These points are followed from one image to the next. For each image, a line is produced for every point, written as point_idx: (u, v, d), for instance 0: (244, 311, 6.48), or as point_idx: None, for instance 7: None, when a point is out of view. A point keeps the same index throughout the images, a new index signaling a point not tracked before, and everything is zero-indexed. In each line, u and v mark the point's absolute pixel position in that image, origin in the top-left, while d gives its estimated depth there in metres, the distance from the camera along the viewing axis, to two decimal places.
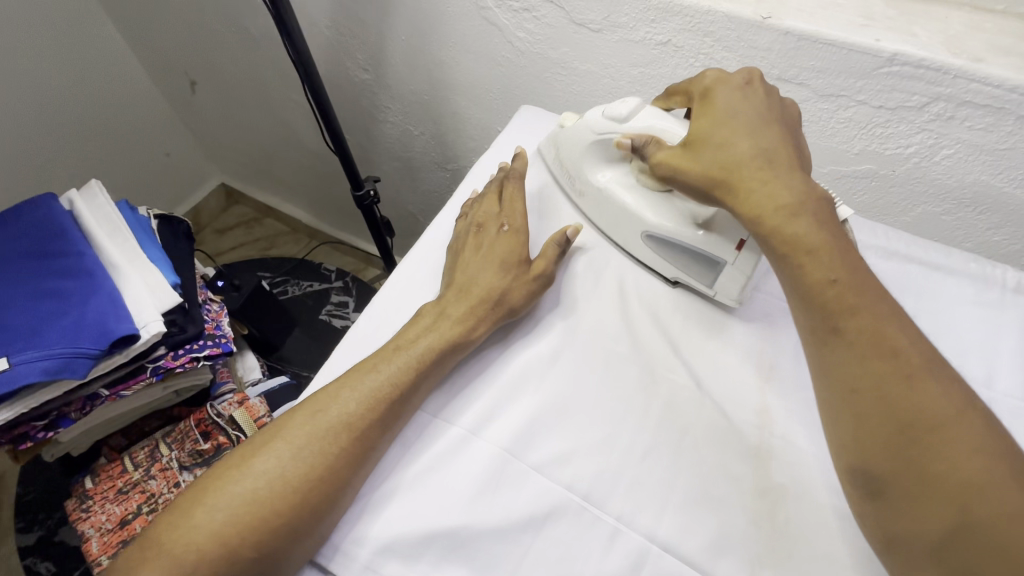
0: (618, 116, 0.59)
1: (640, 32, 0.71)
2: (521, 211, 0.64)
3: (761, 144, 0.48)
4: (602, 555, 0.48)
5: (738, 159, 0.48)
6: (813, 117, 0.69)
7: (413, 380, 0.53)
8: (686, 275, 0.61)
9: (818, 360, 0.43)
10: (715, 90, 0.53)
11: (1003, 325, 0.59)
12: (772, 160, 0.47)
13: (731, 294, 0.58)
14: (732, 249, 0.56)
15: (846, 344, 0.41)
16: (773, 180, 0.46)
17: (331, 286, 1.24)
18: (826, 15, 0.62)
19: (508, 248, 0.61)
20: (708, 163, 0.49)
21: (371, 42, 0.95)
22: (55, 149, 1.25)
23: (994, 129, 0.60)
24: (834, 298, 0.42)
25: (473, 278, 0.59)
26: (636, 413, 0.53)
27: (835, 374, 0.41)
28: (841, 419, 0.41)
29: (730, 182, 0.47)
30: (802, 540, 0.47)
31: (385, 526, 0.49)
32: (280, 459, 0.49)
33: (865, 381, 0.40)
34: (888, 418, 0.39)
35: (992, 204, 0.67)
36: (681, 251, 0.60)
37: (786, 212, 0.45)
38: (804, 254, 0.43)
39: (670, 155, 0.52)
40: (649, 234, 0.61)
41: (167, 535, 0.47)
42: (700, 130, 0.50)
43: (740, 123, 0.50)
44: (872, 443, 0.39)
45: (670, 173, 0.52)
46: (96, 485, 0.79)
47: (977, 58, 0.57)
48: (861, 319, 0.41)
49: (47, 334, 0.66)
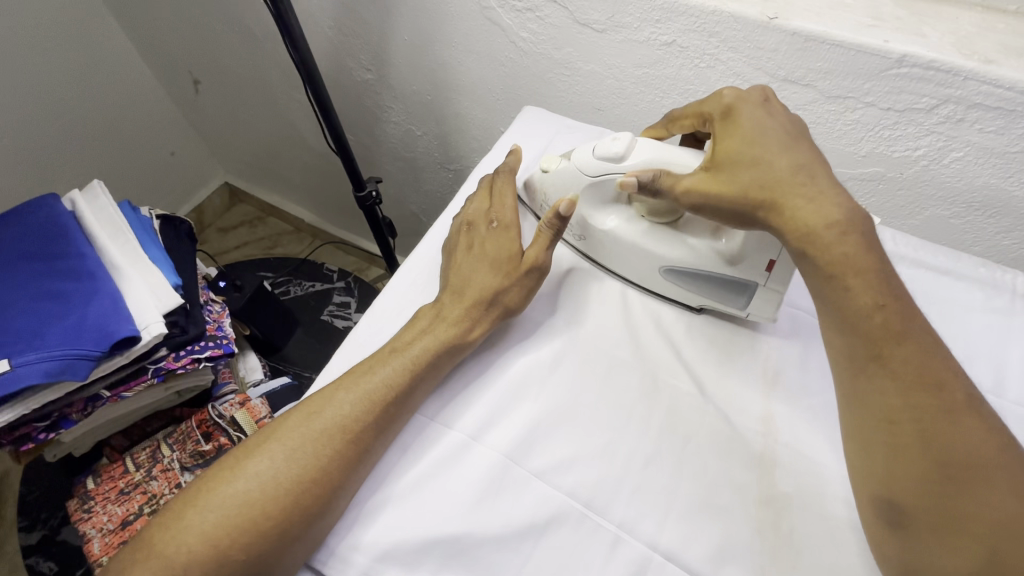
0: (614, 155, 0.55)
1: (645, 32, 0.70)
2: (511, 206, 0.62)
3: (798, 159, 0.47)
4: (603, 564, 0.47)
5: (779, 178, 0.46)
6: (820, 119, 0.68)
7: (410, 383, 0.53)
8: (712, 301, 0.58)
9: (853, 388, 0.43)
10: (738, 106, 0.51)
11: (1013, 331, 0.58)
12: (813, 175, 0.46)
13: (766, 312, 0.56)
14: (763, 270, 0.53)
15: (888, 372, 0.41)
16: (818, 197, 0.45)
17: (333, 287, 1.24)
18: (834, 15, 0.61)
19: (500, 245, 0.59)
20: (745, 183, 0.47)
21: (374, 41, 0.95)
22: (60, 149, 1.25)
23: (1005, 132, 0.59)
24: (880, 326, 0.42)
25: (467, 279, 0.58)
26: (638, 419, 0.53)
27: (873, 404, 0.42)
28: (871, 449, 0.42)
29: (774, 200, 0.46)
30: (806, 550, 0.47)
31: (384, 532, 0.49)
32: (274, 460, 0.49)
33: (907, 413, 0.40)
34: (923, 452, 0.39)
35: (1002, 208, 0.66)
36: (705, 280, 0.57)
37: (836, 229, 0.43)
38: (851, 276, 0.43)
39: (699, 177, 0.50)
40: (670, 269, 0.57)
41: (160, 536, 0.47)
42: (729, 151, 0.49)
43: (770, 140, 0.48)
44: (902, 476, 0.40)
45: (702, 198, 0.49)
46: (98, 486, 0.78)
47: (989, 59, 0.56)
48: (907, 351, 0.41)
49: (48, 335, 0.66)
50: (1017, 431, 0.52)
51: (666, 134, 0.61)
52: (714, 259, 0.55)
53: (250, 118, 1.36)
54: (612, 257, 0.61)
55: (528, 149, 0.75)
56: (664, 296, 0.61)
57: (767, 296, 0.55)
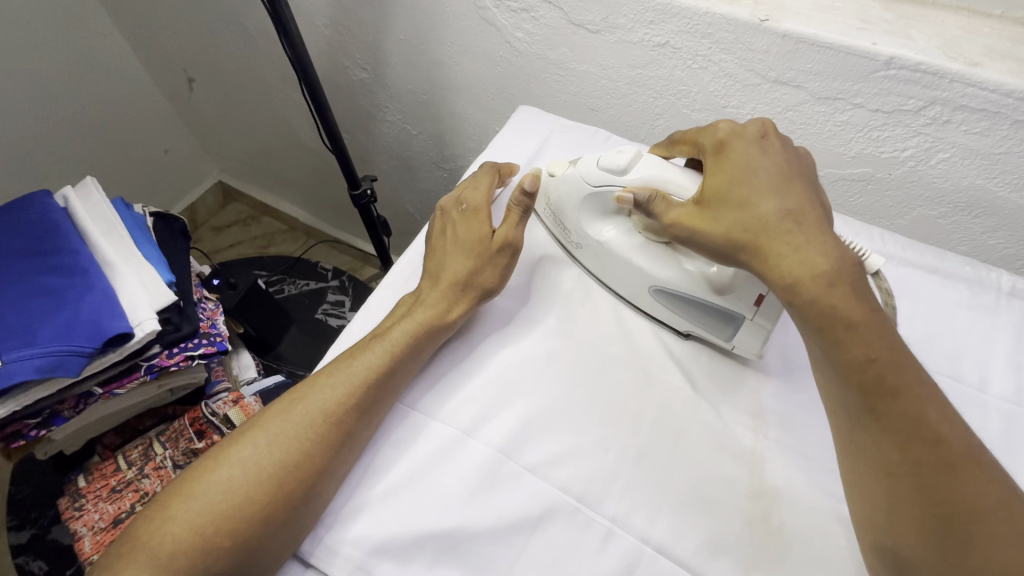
0: (617, 168, 0.55)
1: (638, 33, 0.71)
2: (483, 189, 0.62)
3: (786, 205, 0.45)
4: (596, 557, 0.48)
5: (765, 222, 0.44)
6: (810, 120, 0.69)
7: (391, 365, 0.54)
8: (697, 327, 0.57)
9: (849, 436, 0.42)
10: (731, 143, 0.49)
11: (999, 329, 0.59)
12: (801, 223, 0.44)
13: (752, 348, 0.55)
14: (752, 303, 0.52)
15: (881, 426, 0.40)
16: (805, 245, 0.43)
17: (328, 286, 1.24)
18: (823, 17, 0.62)
19: (469, 228, 0.59)
20: (730, 224, 0.46)
21: (369, 40, 0.95)
22: (52, 146, 1.25)
23: (990, 133, 0.60)
24: (871, 379, 0.40)
25: (441, 264, 0.59)
26: (629, 414, 0.53)
27: (869, 455, 0.41)
28: (869, 498, 0.41)
29: (755, 245, 0.44)
30: (796, 543, 0.47)
31: (374, 527, 0.49)
32: (257, 446, 0.50)
33: (904, 467, 0.39)
34: (922, 507, 0.38)
35: (987, 208, 0.67)
36: (693, 304, 0.56)
37: (824, 279, 0.42)
38: (842, 330, 0.41)
39: (686, 212, 0.49)
40: (660, 288, 0.57)
41: (145, 527, 0.47)
42: (717, 189, 0.47)
43: (762, 180, 0.46)
44: (902, 527, 0.39)
45: (686, 234, 0.49)
46: (89, 484, 0.78)
47: (974, 62, 0.57)
48: (902, 404, 0.40)
49: (40, 332, 0.66)
50: (1001, 426, 0.53)
51: (670, 155, 0.59)
52: (702, 284, 0.54)
53: (245, 116, 1.35)
54: (605, 268, 0.60)
55: (522, 149, 0.76)
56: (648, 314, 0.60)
57: (755, 331, 0.53)
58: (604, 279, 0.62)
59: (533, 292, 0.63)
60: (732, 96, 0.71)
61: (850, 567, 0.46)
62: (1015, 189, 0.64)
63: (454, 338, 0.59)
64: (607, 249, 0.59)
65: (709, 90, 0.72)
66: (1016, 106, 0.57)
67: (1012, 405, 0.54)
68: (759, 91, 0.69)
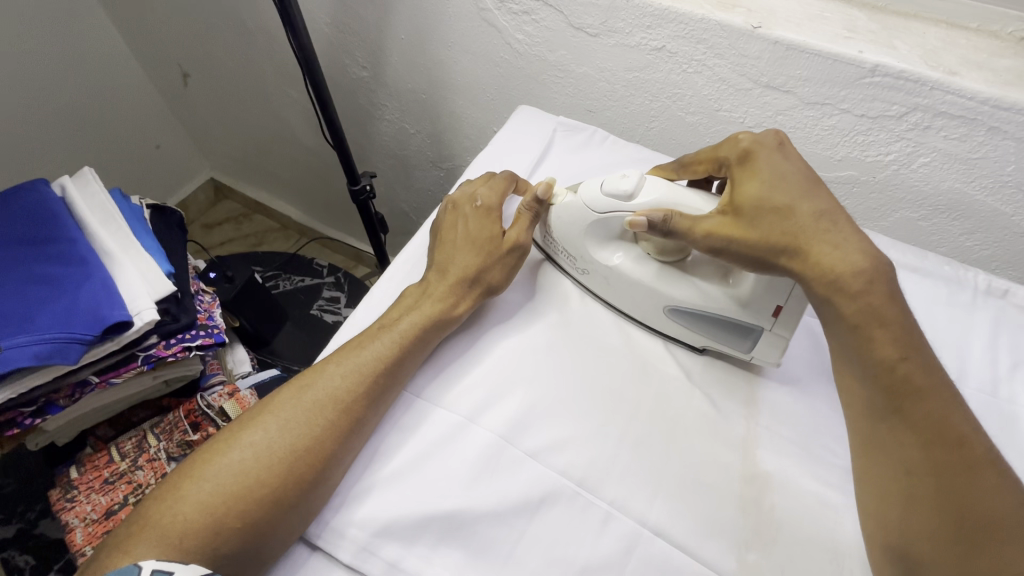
0: (623, 193, 0.55)
1: (636, 37, 0.74)
2: (499, 190, 0.63)
3: (819, 205, 0.47)
4: (595, 539, 0.49)
5: (802, 225, 0.46)
6: (799, 125, 0.72)
7: (399, 355, 0.55)
8: (715, 341, 0.57)
9: (871, 438, 0.44)
10: (755, 151, 0.52)
11: (975, 325, 0.62)
12: (836, 221, 0.46)
13: (771, 357, 0.56)
14: (770, 314, 0.53)
15: (906, 425, 0.42)
16: (843, 242, 0.45)
17: (323, 282, 1.25)
18: (812, 26, 0.65)
19: (480, 227, 0.61)
20: (767, 230, 0.47)
21: (371, 39, 0.96)
22: (44, 138, 1.23)
23: (968, 139, 0.64)
24: (901, 379, 0.43)
25: (451, 258, 0.60)
26: (628, 403, 0.55)
27: (891, 454, 0.43)
28: (885, 498, 0.43)
29: (798, 248, 0.46)
30: (785, 525, 0.49)
31: (379, 510, 0.50)
32: (268, 431, 0.50)
33: (925, 467, 0.41)
34: (941, 509, 0.40)
35: (965, 211, 0.70)
36: (713, 321, 0.56)
37: (862, 277, 0.44)
38: (876, 327, 0.44)
39: (720, 221, 0.50)
40: (674, 308, 0.57)
41: (155, 507, 0.47)
42: (751, 195, 0.49)
43: (791, 185, 0.48)
44: (920, 530, 0.41)
45: (723, 241, 0.49)
46: (81, 475, 0.77)
47: (953, 72, 0.60)
48: (928, 405, 0.42)
49: (39, 319, 0.65)
50: (978, 415, 0.55)
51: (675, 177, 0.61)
52: (718, 299, 0.55)
53: (241, 114, 1.35)
54: (613, 291, 0.61)
55: (523, 147, 0.77)
56: (656, 329, 0.60)
57: (774, 340, 0.54)
58: (612, 300, 0.62)
59: (534, 286, 0.64)
60: (725, 99, 0.74)
61: (840, 548, 0.48)
62: (990, 193, 0.67)
63: (457, 330, 0.61)
64: (615, 274, 0.59)
65: (703, 94, 0.75)
66: (991, 114, 0.60)
67: (987, 395, 0.57)
68: (751, 96, 0.72)
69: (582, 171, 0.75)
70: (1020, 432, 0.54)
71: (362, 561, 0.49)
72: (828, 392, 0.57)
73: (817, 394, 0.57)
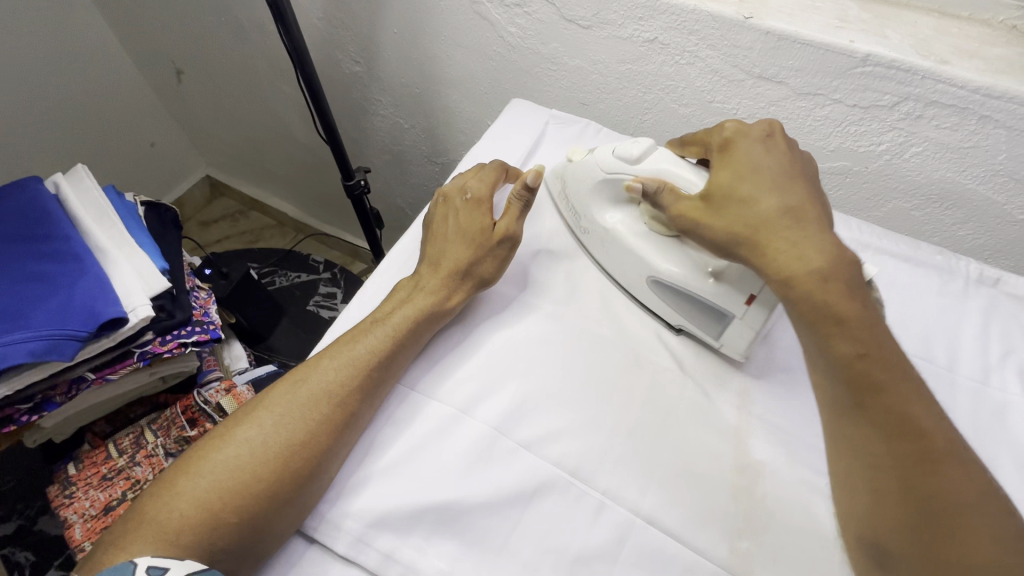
0: (630, 156, 0.58)
1: (628, 29, 0.74)
2: (488, 181, 0.63)
3: (787, 201, 0.47)
4: (589, 528, 0.49)
5: (765, 220, 0.47)
6: (791, 115, 0.72)
7: (392, 348, 0.55)
8: (690, 323, 0.59)
9: (837, 433, 0.44)
10: (736, 141, 0.52)
11: (967, 314, 0.62)
12: (800, 220, 0.46)
13: (738, 348, 0.56)
14: (742, 302, 0.53)
15: (868, 420, 0.42)
16: (801, 241, 0.45)
17: (320, 278, 1.25)
18: (804, 16, 0.65)
19: (471, 219, 0.61)
20: (731, 219, 0.48)
21: (363, 34, 0.96)
22: (38, 136, 1.23)
23: (959, 128, 0.64)
24: (862, 374, 0.42)
25: (443, 251, 0.60)
26: (621, 394, 0.55)
27: (856, 449, 0.42)
28: (855, 491, 0.43)
29: (755, 241, 0.47)
30: (777, 513, 0.50)
31: (374, 502, 0.51)
32: (263, 426, 0.51)
33: (888, 461, 0.41)
34: (905, 502, 0.40)
35: (957, 201, 0.71)
36: (696, 304, 0.57)
37: (817, 276, 0.43)
38: (834, 325, 0.43)
39: (691, 206, 0.51)
40: (655, 281, 0.59)
41: (152, 503, 0.47)
42: (722, 185, 0.50)
43: (762, 177, 0.49)
44: (887, 522, 0.41)
45: (691, 224, 0.51)
46: (80, 471, 0.77)
47: (944, 61, 0.60)
48: (889, 399, 0.41)
49: (33, 316, 0.65)
50: (969, 403, 0.56)
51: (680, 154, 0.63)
52: (699, 284, 0.56)
53: (235, 110, 1.35)
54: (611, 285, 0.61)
55: (517, 140, 0.77)
56: (648, 308, 0.62)
57: (742, 331, 0.55)
58: (609, 269, 0.64)
59: (527, 279, 0.64)
60: (718, 91, 0.74)
61: (831, 536, 0.49)
62: (983, 181, 0.67)
63: (451, 323, 0.61)
64: (612, 237, 0.62)
65: (696, 85, 0.75)
66: (983, 103, 0.60)
67: (978, 382, 0.57)
68: (743, 87, 0.72)
69: None
70: (1010, 420, 0.55)
71: (357, 553, 0.49)
72: None
73: (809, 384, 0.57)
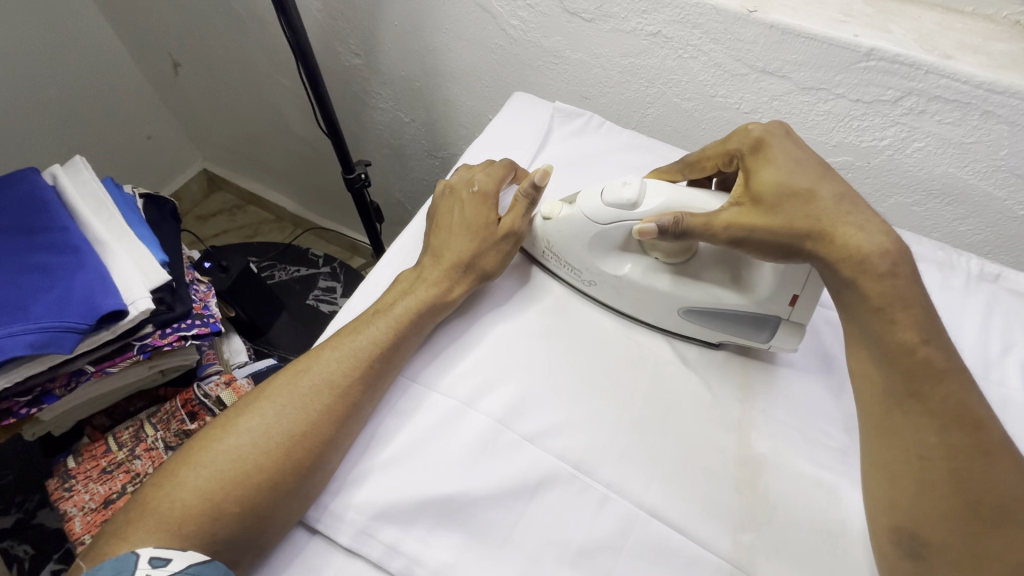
0: (626, 202, 0.54)
1: (631, 22, 0.73)
2: (495, 176, 0.63)
3: (838, 188, 0.48)
4: (593, 520, 0.49)
5: (824, 208, 0.47)
6: (794, 110, 0.72)
7: (394, 339, 0.55)
8: (732, 335, 0.57)
9: (885, 421, 0.45)
10: (767, 140, 0.52)
11: (968, 308, 0.62)
12: (856, 203, 0.47)
13: (789, 346, 0.55)
14: (787, 303, 0.53)
15: (926, 408, 0.43)
16: (866, 224, 0.46)
17: (319, 272, 1.25)
18: (807, 10, 0.65)
19: (477, 212, 0.61)
20: (790, 215, 0.47)
21: (364, 26, 0.95)
22: (35, 127, 1.22)
23: (962, 123, 0.64)
24: (923, 363, 0.43)
25: (445, 243, 0.60)
26: (624, 387, 0.56)
27: (906, 439, 0.43)
28: (898, 481, 0.43)
29: (823, 230, 0.46)
30: (778, 505, 0.50)
31: (377, 494, 0.51)
32: (264, 416, 0.50)
33: (941, 451, 0.42)
34: (957, 492, 0.41)
35: (958, 196, 0.71)
36: (728, 317, 0.55)
37: (889, 258, 0.45)
38: (900, 310, 0.44)
39: (738, 211, 0.50)
40: (689, 309, 0.56)
41: (153, 493, 0.47)
42: (769, 182, 0.49)
43: (806, 170, 0.49)
44: (932, 512, 0.42)
45: (746, 231, 0.49)
46: (79, 464, 0.77)
47: (947, 55, 0.60)
48: (947, 389, 0.43)
49: (33, 308, 0.65)
50: None
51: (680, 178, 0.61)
52: (734, 292, 0.54)
53: (233, 103, 1.34)
54: (622, 299, 0.59)
55: (519, 135, 0.77)
56: (661, 328, 0.60)
57: (792, 329, 0.54)
58: (623, 309, 0.60)
59: (530, 272, 0.64)
60: (721, 85, 0.74)
61: (833, 528, 0.49)
62: (984, 177, 0.67)
63: (453, 315, 0.61)
64: (626, 284, 0.58)
65: (699, 79, 0.75)
66: (985, 98, 0.61)
67: (977, 377, 0.57)
68: (746, 81, 0.72)
69: (578, 158, 0.75)
70: (1011, 414, 0.55)
71: (361, 544, 0.49)
72: (823, 376, 0.57)
73: (812, 378, 0.57)
